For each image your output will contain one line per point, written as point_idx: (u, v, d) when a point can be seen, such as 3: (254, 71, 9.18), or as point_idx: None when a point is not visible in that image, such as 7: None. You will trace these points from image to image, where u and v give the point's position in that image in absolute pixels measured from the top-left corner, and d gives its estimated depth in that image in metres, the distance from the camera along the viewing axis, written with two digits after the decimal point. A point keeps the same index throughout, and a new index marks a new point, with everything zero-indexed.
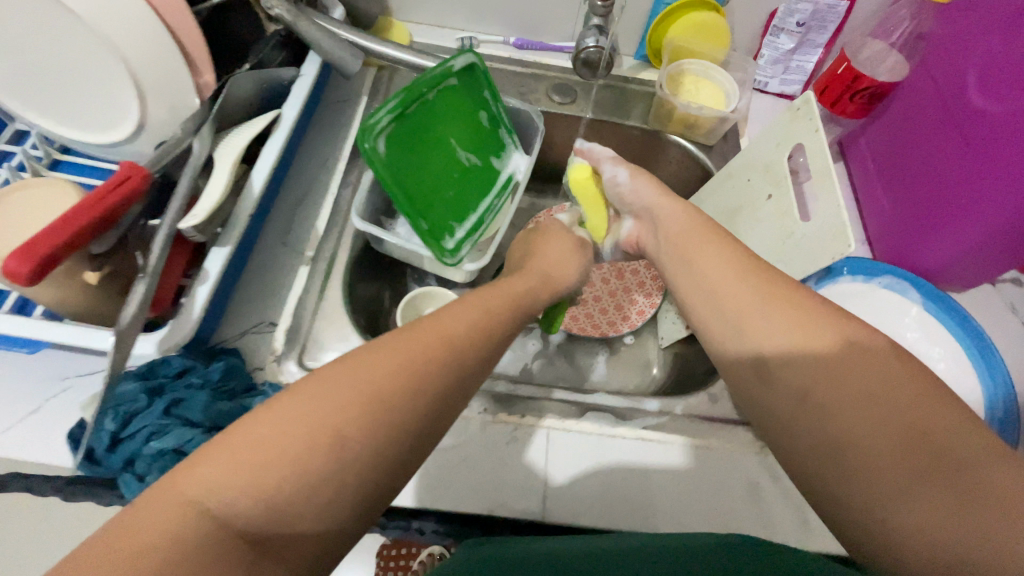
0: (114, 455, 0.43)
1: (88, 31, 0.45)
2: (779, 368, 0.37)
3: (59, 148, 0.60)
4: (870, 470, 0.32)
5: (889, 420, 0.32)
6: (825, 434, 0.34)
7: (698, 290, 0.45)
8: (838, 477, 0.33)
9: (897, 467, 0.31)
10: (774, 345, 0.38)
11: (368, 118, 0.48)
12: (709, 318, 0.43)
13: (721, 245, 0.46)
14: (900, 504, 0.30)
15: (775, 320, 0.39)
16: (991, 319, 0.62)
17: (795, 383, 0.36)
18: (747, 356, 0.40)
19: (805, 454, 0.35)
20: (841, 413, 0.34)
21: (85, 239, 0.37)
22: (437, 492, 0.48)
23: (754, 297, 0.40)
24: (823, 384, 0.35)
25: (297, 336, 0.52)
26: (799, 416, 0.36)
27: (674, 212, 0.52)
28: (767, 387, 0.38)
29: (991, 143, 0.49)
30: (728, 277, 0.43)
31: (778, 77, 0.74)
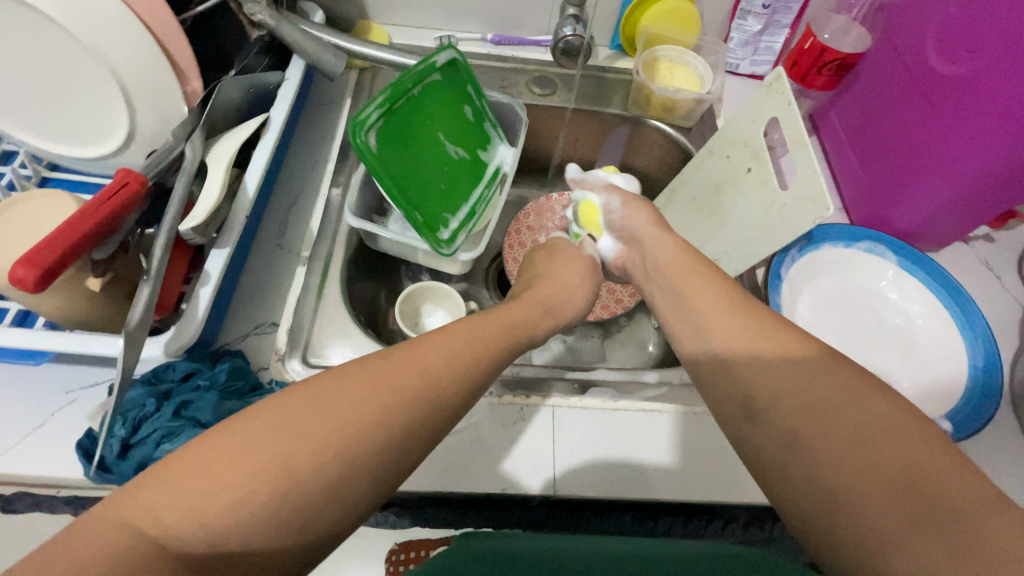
0: (125, 462, 0.42)
1: (77, 45, 0.45)
2: (767, 405, 0.35)
3: (47, 166, 0.59)
4: (863, 522, 0.29)
5: (880, 463, 0.30)
6: (816, 482, 0.31)
7: (693, 330, 0.43)
8: (831, 525, 0.30)
9: (887, 516, 0.28)
10: (762, 384, 0.36)
11: (358, 114, 0.49)
12: (699, 353, 0.42)
13: (715, 282, 0.45)
14: (896, 557, 0.27)
15: (770, 361, 0.37)
16: (967, 274, 0.65)
17: (782, 424, 0.34)
18: (736, 397, 0.37)
19: (796, 500, 0.32)
20: (827, 452, 0.31)
21: (88, 245, 0.38)
22: (448, 475, 0.49)
23: (745, 336, 0.39)
24: (810, 426, 0.33)
25: (300, 336, 0.53)
26: (787, 462, 0.33)
27: (670, 248, 0.51)
28: (756, 429, 0.35)
29: (956, 105, 0.51)
30: (719, 322, 0.41)
31: (748, 59, 0.77)
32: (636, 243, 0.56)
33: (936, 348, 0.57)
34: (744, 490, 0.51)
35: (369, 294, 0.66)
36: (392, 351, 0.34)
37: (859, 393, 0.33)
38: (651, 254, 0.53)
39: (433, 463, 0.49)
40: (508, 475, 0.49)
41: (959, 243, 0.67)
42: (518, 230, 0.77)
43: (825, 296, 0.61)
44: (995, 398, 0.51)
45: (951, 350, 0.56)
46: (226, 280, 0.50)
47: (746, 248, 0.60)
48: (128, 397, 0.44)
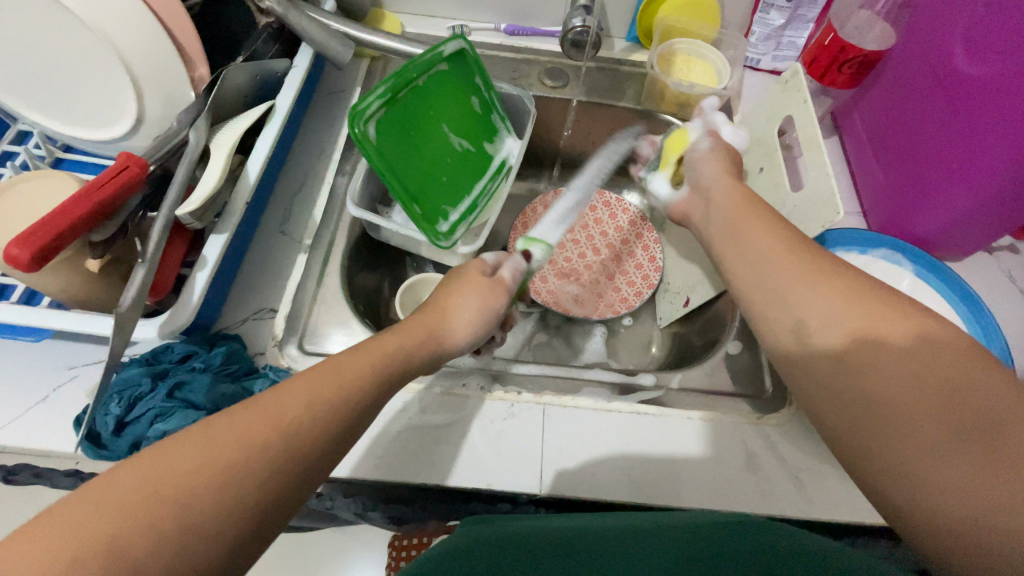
0: (120, 440, 0.43)
1: (86, 30, 0.46)
2: (818, 327, 0.36)
3: (61, 147, 0.61)
4: (901, 429, 0.31)
5: (924, 380, 0.31)
6: (861, 398, 0.33)
7: (744, 268, 0.43)
8: (871, 436, 0.32)
9: (924, 424, 0.30)
10: (816, 310, 0.37)
11: (359, 103, 0.49)
12: (751, 285, 0.42)
13: (767, 220, 0.44)
14: (931, 463, 0.29)
15: (822, 290, 0.37)
16: (988, 286, 0.62)
17: (832, 346, 0.35)
18: (788, 323, 0.38)
19: (843, 415, 0.34)
20: (873, 368, 0.33)
21: (81, 226, 0.39)
22: (435, 469, 0.49)
23: (797, 268, 0.39)
24: (859, 345, 0.34)
25: (297, 322, 0.53)
26: (834, 378, 0.35)
27: (725, 188, 0.49)
28: (806, 351, 0.37)
29: (979, 107, 0.49)
30: (773, 253, 0.41)
31: (770, 54, 0.74)
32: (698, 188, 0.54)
33: None
34: (740, 499, 0.49)
35: (372, 284, 0.66)
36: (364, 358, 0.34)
37: (906, 314, 0.34)
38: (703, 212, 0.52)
39: (420, 456, 0.49)
40: (496, 470, 0.49)
41: (982, 254, 0.64)
42: (524, 223, 0.76)
43: None
44: None
45: None
46: (225, 264, 0.51)
47: None
48: (126, 376, 0.45)
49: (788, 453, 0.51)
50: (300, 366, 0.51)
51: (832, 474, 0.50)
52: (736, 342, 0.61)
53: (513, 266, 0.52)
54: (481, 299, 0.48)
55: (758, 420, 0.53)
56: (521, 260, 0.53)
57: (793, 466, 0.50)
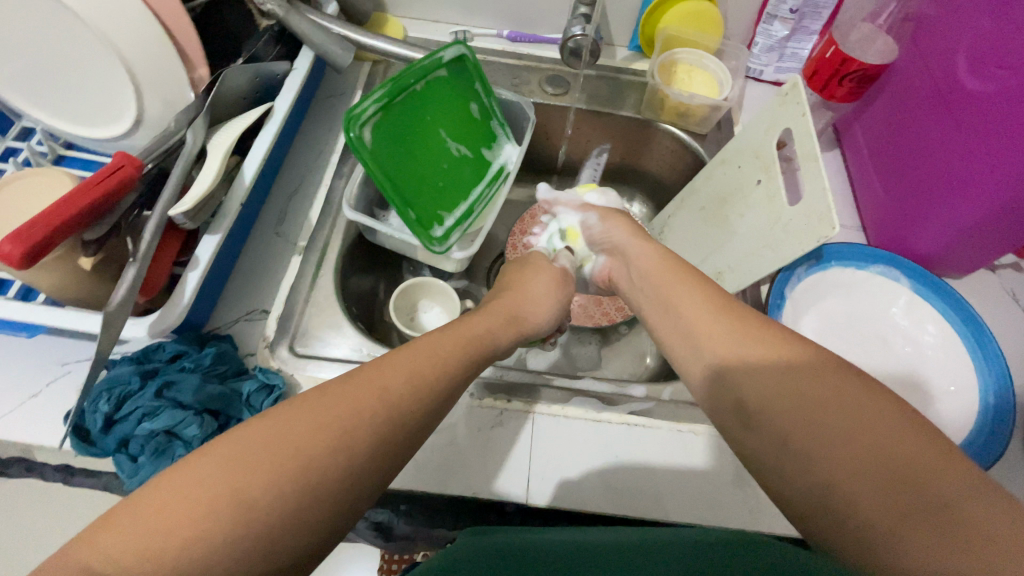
0: (109, 436, 0.43)
1: (87, 29, 0.46)
2: (758, 409, 0.34)
3: (63, 145, 0.61)
4: (859, 524, 0.28)
5: (869, 458, 0.29)
6: (814, 488, 0.30)
7: (676, 333, 0.42)
8: (833, 531, 0.29)
9: (877, 520, 0.27)
10: (754, 386, 0.34)
11: (355, 107, 0.50)
12: (688, 358, 0.40)
13: (696, 281, 0.44)
14: (897, 559, 0.26)
15: (753, 362, 0.35)
16: (988, 304, 0.61)
17: (775, 426, 0.32)
18: (725, 400, 0.36)
19: (800, 508, 0.30)
20: (821, 458, 0.30)
21: (75, 225, 0.40)
22: (422, 474, 0.49)
23: (727, 335, 0.38)
24: (803, 427, 0.31)
25: (289, 324, 0.53)
26: (784, 466, 0.32)
27: (647, 251, 0.52)
28: (749, 432, 0.34)
29: (986, 123, 0.48)
30: (699, 321, 0.40)
31: (773, 65, 0.73)
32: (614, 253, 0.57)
33: (944, 381, 0.53)
34: (726, 515, 0.48)
35: (367, 287, 0.66)
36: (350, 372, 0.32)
37: (840, 385, 0.32)
38: (631, 268, 0.52)
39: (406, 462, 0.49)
40: (482, 479, 0.49)
41: (984, 271, 0.63)
42: (523, 231, 0.75)
43: (829, 322, 0.59)
44: (1004, 442, 0.47)
45: (957, 386, 0.53)
46: (218, 265, 0.51)
47: (749, 262, 0.57)
48: (116, 373, 0.45)
49: None
50: (289, 368, 0.51)
51: None
52: None
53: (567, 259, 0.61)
54: (559, 288, 0.55)
55: None
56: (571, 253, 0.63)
57: None
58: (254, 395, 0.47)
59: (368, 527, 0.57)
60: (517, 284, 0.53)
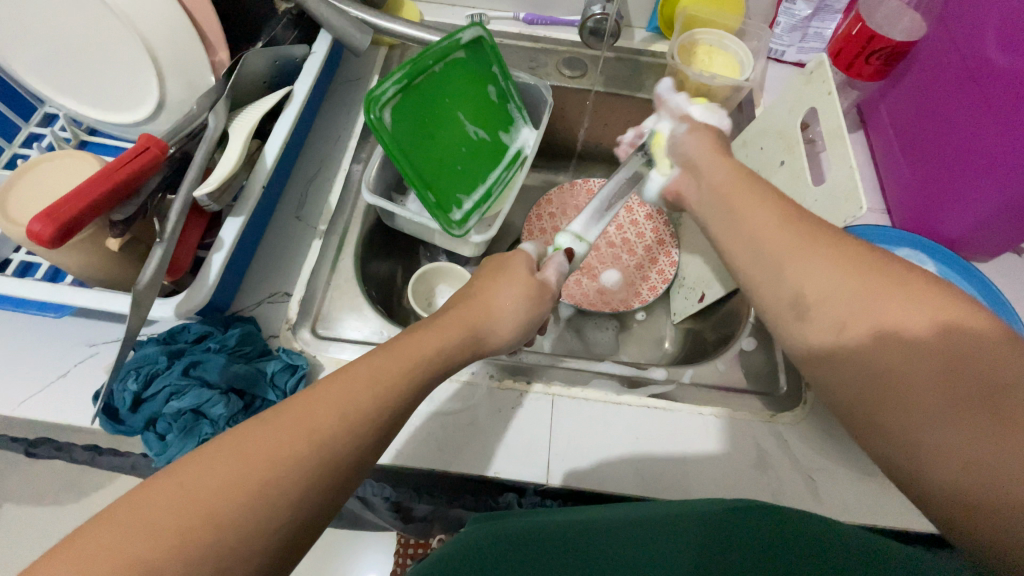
0: (137, 414, 0.44)
1: (110, 12, 0.47)
2: (817, 301, 0.36)
3: (86, 130, 0.62)
4: (909, 402, 0.31)
5: (927, 348, 0.31)
6: (869, 369, 0.33)
7: (741, 243, 0.43)
8: (881, 407, 0.33)
9: (934, 394, 0.31)
10: (814, 282, 0.36)
11: (375, 88, 0.50)
12: (750, 268, 0.42)
13: (764, 194, 0.43)
14: (941, 431, 0.30)
15: (820, 262, 0.37)
16: (1016, 288, 0.60)
17: (834, 318, 0.35)
18: (786, 297, 0.38)
19: (849, 387, 0.34)
20: (877, 348, 0.33)
21: (103, 206, 0.40)
22: (442, 454, 0.49)
23: (793, 241, 0.39)
24: (863, 317, 0.34)
25: (310, 307, 0.54)
26: (837, 353, 0.35)
27: (721, 165, 0.48)
28: (804, 324, 0.37)
29: (1013, 100, 0.47)
30: (766, 227, 0.41)
31: (795, 45, 0.72)
32: (688, 167, 0.52)
33: None
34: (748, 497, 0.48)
35: (386, 272, 0.66)
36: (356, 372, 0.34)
37: (909, 288, 0.33)
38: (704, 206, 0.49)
39: (427, 442, 0.49)
40: (503, 459, 0.49)
41: (1011, 255, 0.62)
42: (539, 216, 0.76)
43: None
44: None
45: None
46: (241, 247, 0.51)
47: None
48: (143, 353, 0.46)
49: (798, 453, 0.50)
50: (311, 349, 0.51)
51: (844, 474, 0.49)
52: (751, 338, 0.59)
53: (557, 267, 0.51)
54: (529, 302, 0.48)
55: (769, 418, 0.52)
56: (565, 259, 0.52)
57: (805, 466, 0.50)
58: (279, 374, 0.47)
59: (387, 506, 0.58)
60: (485, 293, 0.47)
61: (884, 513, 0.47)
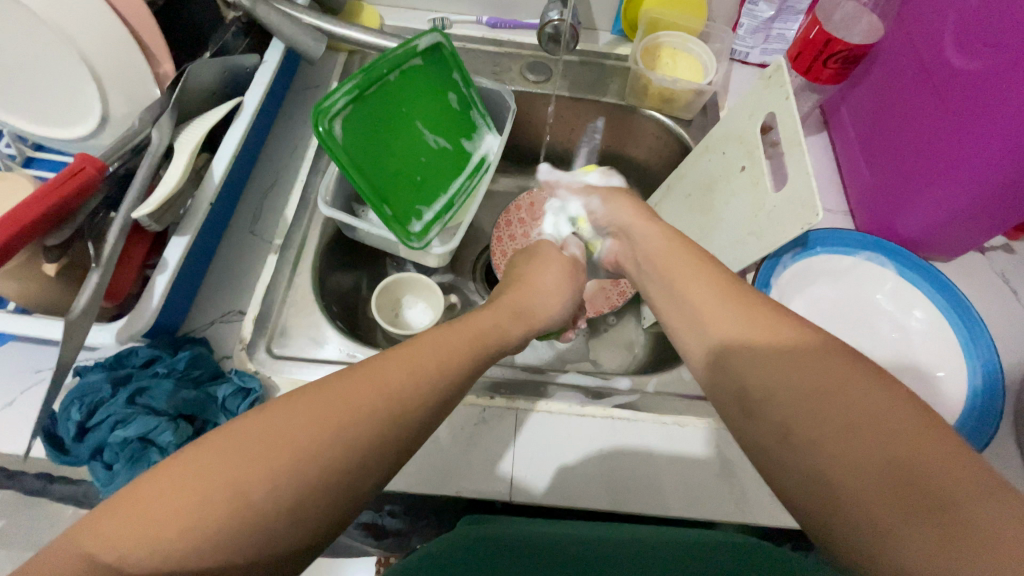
0: (82, 445, 0.42)
1: (42, 25, 0.45)
2: (759, 396, 0.33)
3: (31, 146, 0.59)
4: (860, 522, 0.27)
5: (871, 456, 0.28)
6: (812, 479, 0.30)
7: (683, 320, 0.40)
8: (831, 526, 0.29)
9: (884, 515, 0.27)
10: (752, 372, 0.34)
11: (323, 101, 0.48)
12: (691, 336, 0.39)
13: (708, 267, 0.41)
14: (898, 557, 0.26)
15: (758, 349, 0.34)
16: (976, 286, 0.61)
17: (775, 416, 0.32)
18: (727, 386, 0.35)
19: (799, 499, 0.30)
20: (821, 453, 0.29)
21: (35, 230, 0.39)
22: (405, 475, 0.48)
23: (732, 322, 0.36)
24: (804, 418, 0.31)
25: (266, 325, 0.53)
26: (780, 456, 0.31)
27: (656, 225, 0.48)
28: (747, 420, 0.34)
29: (970, 102, 0.47)
30: (706, 304, 0.38)
31: (759, 46, 0.72)
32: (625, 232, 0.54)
33: (932, 366, 0.53)
34: (714, 507, 0.48)
35: (349, 284, 0.65)
36: None
37: (847, 382, 0.30)
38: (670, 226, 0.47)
39: None
40: (466, 477, 0.48)
41: (972, 253, 0.62)
42: (507, 223, 0.74)
43: (817, 307, 0.58)
44: (993, 421, 0.47)
45: (946, 370, 0.52)
46: (190, 266, 0.50)
47: (734, 250, 0.56)
48: (87, 380, 0.44)
49: None
50: (267, 370, 0.50)
51: None
52: None
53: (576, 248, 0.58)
54: (570, 277, 0.52)
55: None
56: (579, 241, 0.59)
57: None
58: (230, 399, 0.46)
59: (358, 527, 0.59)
60: (527, 274, 0.51)
61: None
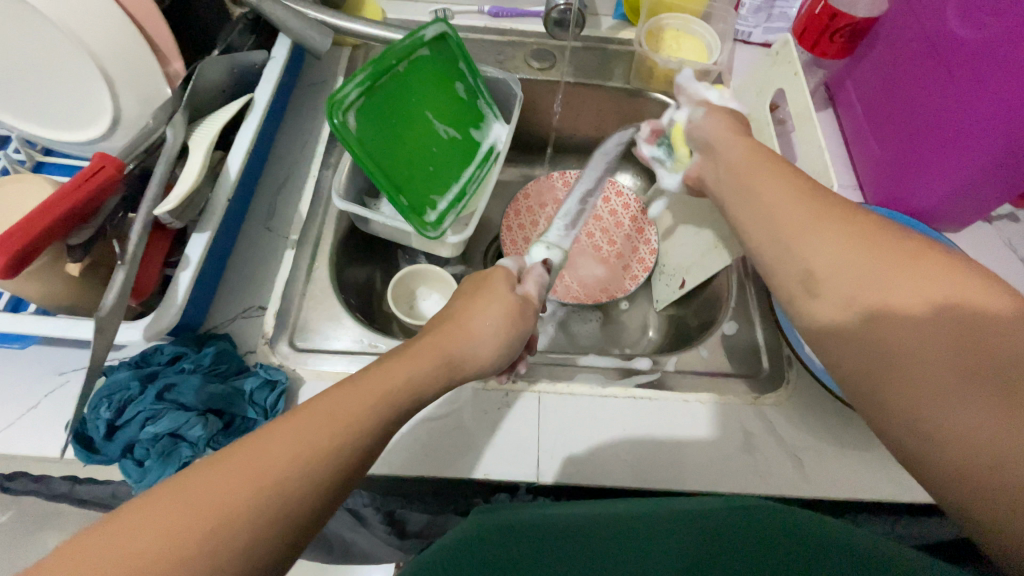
0: (112, 443, 0.43)
1: (53, 27, 0.45)
2: (826, 278, 0.36)
3: (41, 151, 0.59)
4: (916, 377, 0.31)
5: (935, 322, 0.31)
6: (877, 343, 0.33)
7: (755, 222, 0.43)
8: (888, 381, 0.32)
9: (941, 370, 0.30)
10: (823, 257, 0.37)
11: (336, 93, 0.49)
12: (762, 235, 0.42)
13: (784, 175, 0.43)
14: (950, 405, 0.29)
15: (831, 238, 0.37)
16: (986, 255, 0.61)
17: (843, 292, 0.35)
18: (795, 272, 0.39)
19: (860, 361, 0.34)
20: (885, 322, 0.33)
21: (56, 232, 0.39)
22: (432, 461, 0.48)
23: (808, 217, 0.39)
24: (873, 291, 0.34)
25: (287, 319, 0.53)
26: (844, 326, 0.35)
27: (735, 148, 0.48)
28: (814, 299, 0.37)
29: (977, 70, 0.47)
30: (780, 201, 0.41)
31: (761, 26, 0.72)
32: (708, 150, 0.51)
33: None
34: (739, 479, 0.48)
35: (364, 278, 0.65)
36: (354, 389, 0.34)
37: (922, 264, 0.33)
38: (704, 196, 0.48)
39: (414, 449, 0.49)
40: (492, 460, 0.49)
41: (980, 222, 0.63)
42: (517, 212, 0.74)
43: None
44: None
45: None
46: (210, 263, 0.50)
47: None
48: (114, 379, 0.44)
49: (785, 433, 0.51)
50: (290, 363, 0.50)
51: (831, 451, 0.50)
52: (732, 322, 0.60)
53: (538, 281, 0.49)
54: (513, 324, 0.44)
55: (754, 400, 0.52)
56: (545, 271, 0.50)
57: (791, 445, 0.50)
58: (257, 392, 0.46)
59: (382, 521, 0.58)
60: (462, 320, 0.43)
61: (870, 486, 0.48)
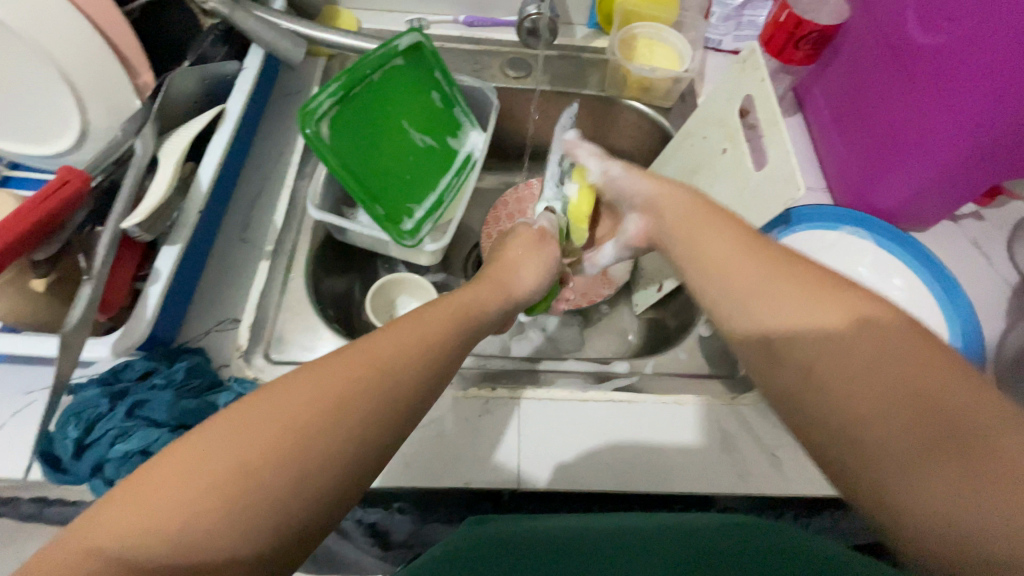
0: (81, 462, 0.42)
1: (17, 39, 0.44)
2: (783, 344, 0.35)
3: (7, 165, 0.58)
4: (882, 452, 0.30)
5: (895, 394, 0.30)
6: (839, 416, 0.31)
7: (701, 274, 0.41)
8: (855, 458, 0.31)
9: (907, 446, 0.29)
10: (777, 320, 0.35)
11: (309, 103, 0.49)
12: (710, 288, 0.40)
13: (731, 226, 0.42)
14: (916, 485, 0.28)
15: (784, 298, 0.36)
16: (952, 253, 0.63)
17: (801, 358, 0.34)
18: (751, 332, 0.37)
19: (824, 436, 0.32)
20: (847, 395, 0.31)
21: (19, 246, 0.38)
22: (411, 471, 0.48)
23: (755, 276, 0.37)
24: (829, 359, 0.33)
25: (263, 331, 0.52)
26: (803, 396, 0.33)
27: (677, 199, 0.47)
28: (773, 363, 0.35)
29: (936, 75, 0.49)
30: (729, 255, 0.40)
31: (731, 34, 0.73)
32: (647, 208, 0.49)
33: None
34: (718, 480, 0.49)
35: (342, 288, 0.65)
36: None
37: (874, 327, 0.32)
38: (652, 223, 0.49)
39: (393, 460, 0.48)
40: (473, 468, 0.49)
41: (945, 221, 0.65)
42: (497, 218, 0.75)
43: None
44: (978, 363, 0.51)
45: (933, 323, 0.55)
46: (182, 276, 0.49)
47: None
48: (84, 397, 0.43)
49: (762, 432, 0.51)
50: (267, 375, 0.50)
51: None
52: (708, 324, 0.61)
53: (549, 221, 0.57)
54: (540, 251, 0.54)
55: (732, 400, 0.53)
56: (553, 215, 0.58)
57: (769, 444, 0.51)
58: None
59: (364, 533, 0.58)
60: (499, 257, 0.52)
61: None
